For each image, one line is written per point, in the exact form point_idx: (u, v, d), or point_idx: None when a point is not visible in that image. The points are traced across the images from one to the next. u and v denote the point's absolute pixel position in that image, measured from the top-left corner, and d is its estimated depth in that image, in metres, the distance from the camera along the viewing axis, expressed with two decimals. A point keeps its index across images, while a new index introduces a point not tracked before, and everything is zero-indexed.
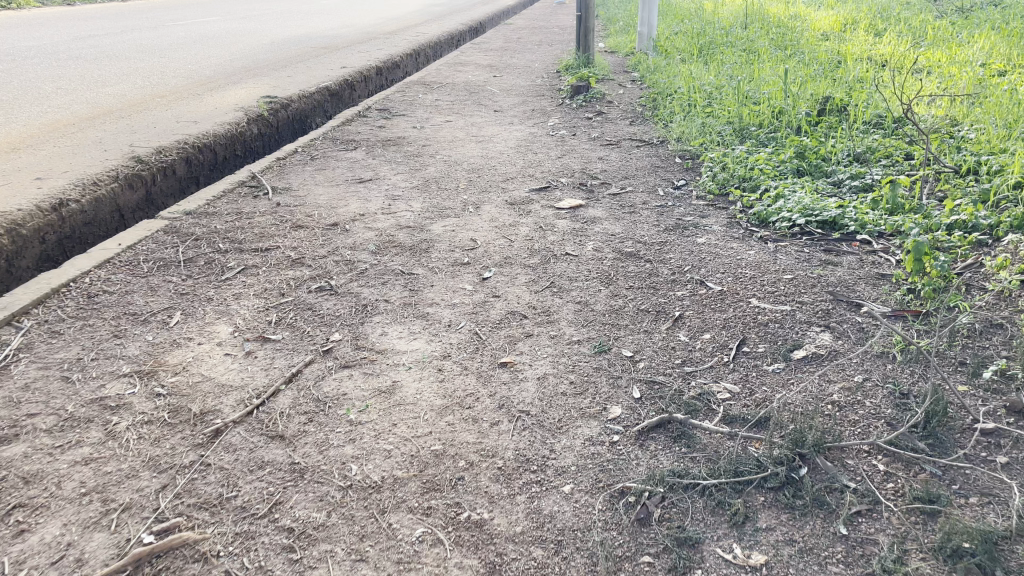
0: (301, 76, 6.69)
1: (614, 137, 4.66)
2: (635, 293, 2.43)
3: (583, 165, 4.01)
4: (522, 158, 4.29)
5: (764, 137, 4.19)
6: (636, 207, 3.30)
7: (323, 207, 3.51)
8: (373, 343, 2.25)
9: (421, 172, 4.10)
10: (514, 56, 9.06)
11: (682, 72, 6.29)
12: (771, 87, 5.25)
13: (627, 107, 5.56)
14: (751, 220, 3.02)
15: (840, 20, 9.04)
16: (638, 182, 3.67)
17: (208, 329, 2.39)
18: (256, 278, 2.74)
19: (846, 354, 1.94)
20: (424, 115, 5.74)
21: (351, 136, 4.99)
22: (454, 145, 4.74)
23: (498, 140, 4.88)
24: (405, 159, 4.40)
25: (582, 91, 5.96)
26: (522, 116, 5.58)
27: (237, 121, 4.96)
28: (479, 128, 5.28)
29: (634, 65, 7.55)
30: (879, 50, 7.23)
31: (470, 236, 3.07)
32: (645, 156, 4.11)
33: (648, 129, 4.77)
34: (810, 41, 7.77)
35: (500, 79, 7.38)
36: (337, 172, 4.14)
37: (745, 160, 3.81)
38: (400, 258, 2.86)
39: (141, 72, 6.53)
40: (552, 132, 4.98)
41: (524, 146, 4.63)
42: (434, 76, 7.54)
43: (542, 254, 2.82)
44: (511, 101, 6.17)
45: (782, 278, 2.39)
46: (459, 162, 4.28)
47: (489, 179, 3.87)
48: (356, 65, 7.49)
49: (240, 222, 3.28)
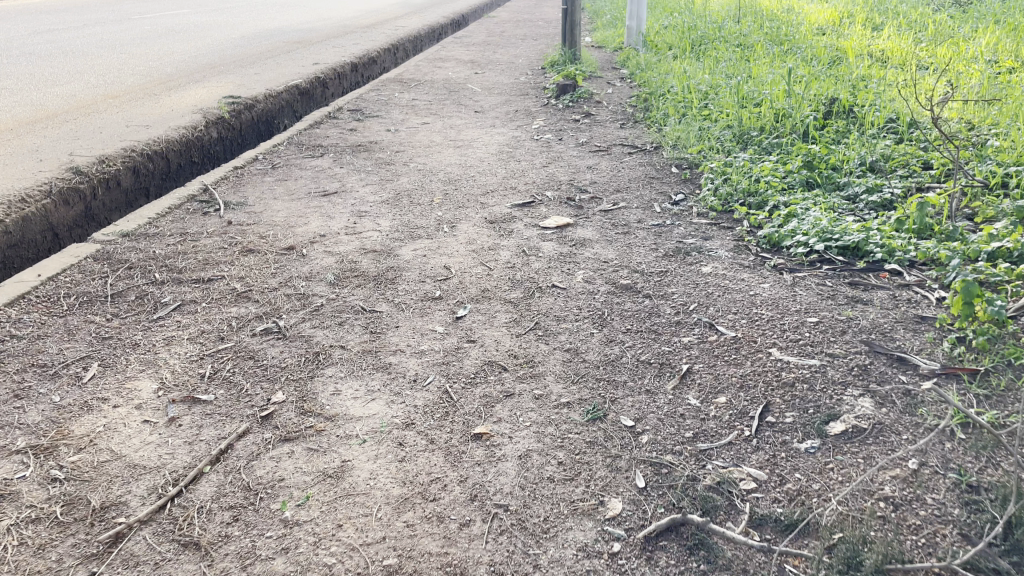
0: (269, 74, 6.28)
1: (604, 142, 4.29)
2: (633, 339, 2.07)
3: (570, 176, 3.65)
4: (504, 166, 3.93)
5: (768, 144, 3.85)
6: (630, 227, 2.95)
7: (280, 226, 3.13)
8: (322, 406, 1.88)
9: (393, 183, 3.73)
10: (498, 51, 8.69)
11: (674, 70, 5.93)
12: (771, 87, 4.92)
13: (616, 108, 5.20)
14: (762, 243, 2.67)
15: (835, 14, 8.70)
16: (631, 196, 3.32)
17: (128, 386, 2.01)
18: (193, 316, 2.36)
19: (895, 430, 1.60)
20: (399, 116, 5.35)
21: (319, 141, 4.60)
22: (429, 151, 4.37)
23: (478, 144, 4.52)
24: (376, 167, 4.03)
25: (568, 91, 5.61)
26: (504, 118, 5.21)
27: (194, 125, 4.56)
28: (458, 131, 4.90)
29: (622, 61, 7.18)
30: (879, 45, 6.91)
31: (444, 262, 2.71)
32: (637, 165, 3.76)
33: (640, 133, 4.42)
34: (807, 36, 7.44)
35: (482, 76, 7.00)
36: (300, 183, 3.76)
37: (749, 170, 3.46)
38: (362, 290, 2.49)
39: (97, 69, 6.09)
40: (537, 137, 4.62)
41: (506, 152, 4.27)
42: (412, 73, 7.16)
43: (524, 286, 2.47)
44: (493, 101, 5.80)
45: (806, 321, 2.04)
46: (435, 171, 3.92)
47: (467, 191, 3.51)
48: (330, 61, 7.09)
49: (183, 246, 2.90)
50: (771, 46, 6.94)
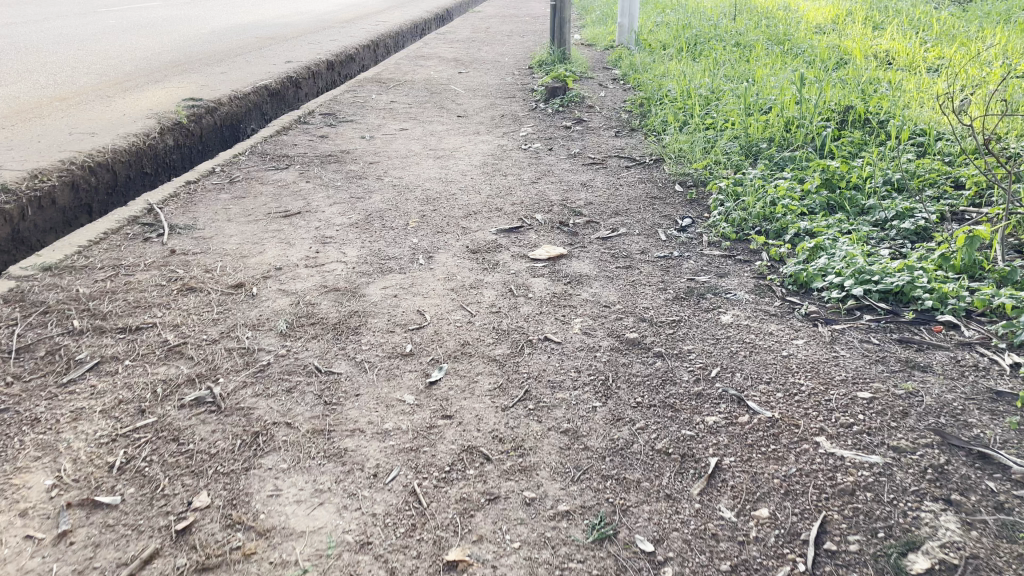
0: (235, 73, 5.85)
1: (598, 155, 3.92)
2: (645, 417, 1.69)
3: (562, 195, 3.26)
4: (488, 182, 3.54)
5: (781, 158, 3.49)
6: (632, 260, 2.57)
7: (231, 256, 2.73)
8: (255, 515, 1.49)
9: (365, 202, 3.33)
10: (482, 49, 8.28)
11: (671, 73, 5.56)
12: (779, 93, 4.56)
13: (610, 113, 4.83)
14: (787, 283, 2.29)
15: (834, 12, 8.35)
16: (632, 220, 2.94)
17: (15, 481, 1.60)
18: (111, 381, 1.96)
19: (995, 567, 1.22)
20: (376, 120, 4.94)
21: (284, 150, 4.19)
22: (407, 162, 3.97)
23: (461, 155, 4.12)
24: (347, 181, 3.63)
25: (558, 94, 5.24)
26: (489, 124, 4.81)
27: (146, 132, 4.13)
28: (438, 138, 4.50)
29: (614, 60, 6.80)
30: (884, 45, 6.57)
31: (417, 303, 2.32)
32: (636, 183, 3.39)
33: (637, 144, 4.04)
34: (807, 36, 7.08)
35: (466, 75, 6.60)
36: (259, 202, 3.36)
37: (762, 190, 3.09)
38: (318, 343, 2.10)
39: (48, 67, 5.64)
40: (525, 147, 4.23)
41: (491, 165, 3.87)
42: (391, 72, 6.74)
43: (512, 337, 2.08)
44: (477, 105, 5.40)
45: (857, 398, 1.66)
46: (412, 186, 3.52)
47: (447, 213, 3.12)
48: (304, 59, 6.66)
49: (114, 282, 2.49)
50: (771, 46, 6.58)
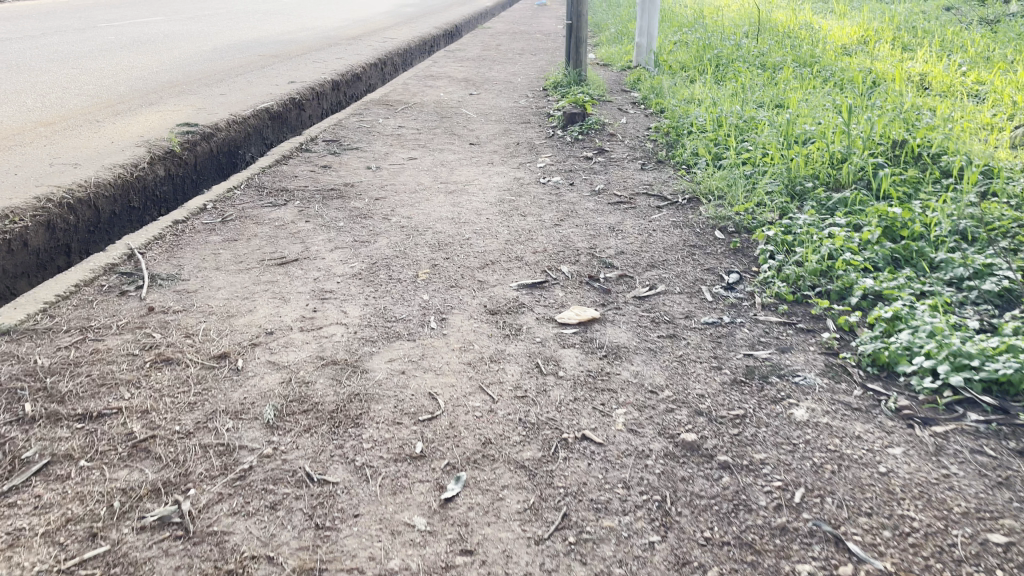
0: (235, 95, 5.55)
1: (624, 192, 3.60)
2: (719, 562, 1.34)
3: (590, 242, 2.93)
4: (505, 224, 3.21)
5: (831, 200, 3.16)
6: (676, 328, 2.23)
7: (216, 315, 2.40)
8: None
9: (370, 246, 3.00)
10: (493, 68, 7.99)
11: (697, 100, 5.25)
12: (818, 123, 4.24)
13: (633, 143, 4.51)
14: (866, 364, 1.96)
15: (859, 32, 8.06)
16: (671, 274, 2.61)
17: None
18: (60, 489, 1.62)
19: None
20: (383, 148, 4.63)
21: (284, 182, 3.88)
22: (416, 198, 3.65)
23: (474, 189, 3.80)
24: (351, 221, 3.31)
25: (576, 121, 4.91)
26: (503, 154, 4.49)
27: (134, 164, 3.82)
28: (450, 170, 4.18)
29: (633, 82, 6.49)
30: (917, 68, 6.26)
31: (429, 382, 1.98)
32: (669, 227, 3.05)
33: (667, 181, 3.71)
34: (835, 57, 6.78)
35: (477, 97, 6.30)
36: (253, 246, 3.04)
37: (816, 239, 2.75)
38: (311, 438, 1.76)
39: (37, 88, 5.34)
40: (543, 181, 3.91)
41: (507, 202, 3.55)
42: (398, 93, 6.44)
43: (542, 433, 1.74)
44: (490, 131, 5.08)
45: (988, 546, 1.33)
46: (423, 227, 3.20)
47: (461, 262, 2.79)
48: (308, 79, 6.37)
49: (79, 351, 2.16)
50: (799, 69, 6.26)
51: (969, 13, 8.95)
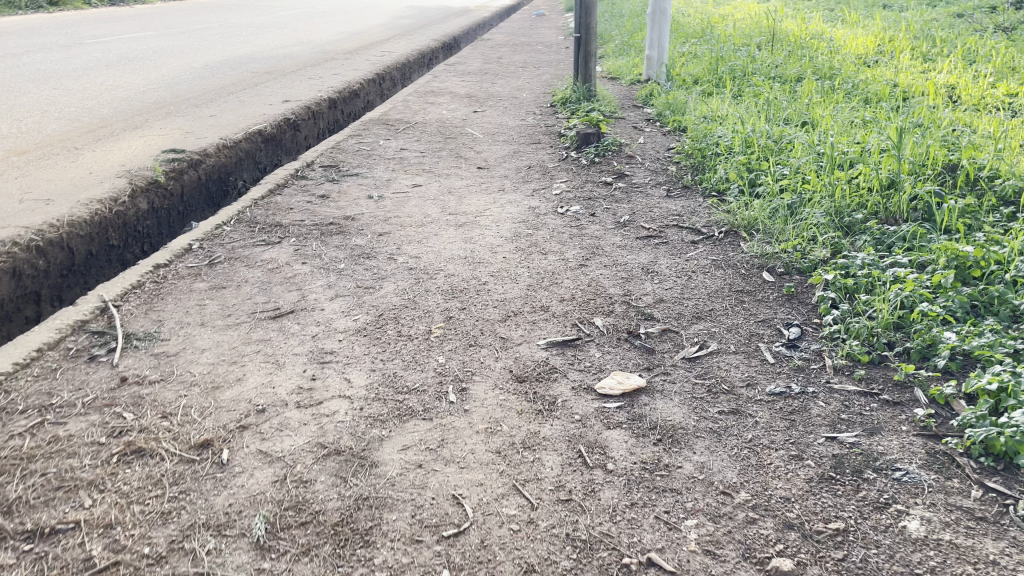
0: (226, 117, 5.23)
1: (652, 225, 3.27)
2: None
3: (622, 286, 2.61)
4: (524, 264, 2.89)
5: (887, 235, 2.83)
6: (737, 401, 1.90)
7: (199, 388, 2.07)
8: None
9: (374, 293, 2.68)
10: (496, 82, 7.69)
11: (718, 118, 4.93)
12: (856, 144, 3.92)
13: (654, 166, 4.19)
14: (979, 454, 1.64)
15: (874, 42, 7.76)
16: (721, 328, 2.28)
17: None
18: None
19: None
20: (384, 174, 4.32)
21: (277, 216, 3.55)
22: (423, 233, 3.33)
23: (487, 222, 3.49)
24: (353, 261, 2.99)
25: (591, 142, 4.59)
26: (514, 179, 4.17)
27: (112, 199, 3.50)
28: (459, 199, 3.87)
29: (645, 98, 6.19)
30: (943, 80, 5.95)
31: (452, 478, 1.65)
32: (709, 268, 2.73)
33: (698, 213, 3.39)
34: (855, 69, 6.47)
35: (482, 116, 5.99)
36: (243, 294, 2.71)
37: (882, 284, 2.42)
38: (313, 565, 1.42)
39: (13, 113, 5.02)
40: (561, 211, 3.59)
41: (524, 237, 3.22)
42: (399, 111, 6.13)
43: (596, 557, 1.41)
44: (498, 153, 4.77)
45: None
46: (433, 269, 2.88)
47: (479, 312, 2.47)
48: (303, 98, 6.05)
49: (35, 439, 1.84)
50: (820, 83, 5.96)
51: (985, 18, 8.65)
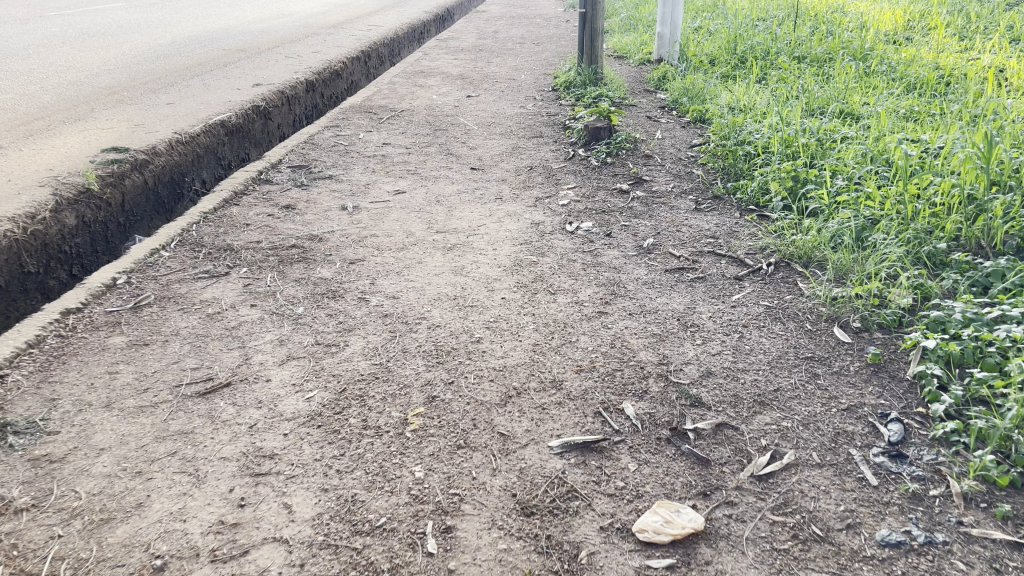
0: (184, 106, 4.60)
1: (683, 252, 2.68)
2: None
3: (656, 346, 2.03)
4: (529, 308, 2.31)
5: (986, 272, 2.23)
6: (839, 560, 1.33)
7: (82, 523, 1.49)
8: None
9: (337, 354, 2.10)
10: (492, 60, 7.05)
11: (745, 108, 4.32)
12: (916, 144, 3.31)
13: (677, 168, 3.60)
14: None
15: (904, 16, 7.10)
16: (793, 422, 1.70)
17: None
18: None
19: None
20: (363, 177, 3.72)
21: (229, 236, 2.95)
22: (404, 260, 2.76)
23: (481, 244, 2.91)
24: (316, 303, 2.41)
25: (602, 137, 3.99)
26: (514, 185, 3.59)
27: (26, 217, 2.89)
28: (448, 211, 3.29)
29: (658, 81, 5.57)
30: (991, 59, 5.31)
31: None
32: (762, 319, 2.15)
33: (738, 236, 2.80)
34: (891, 49, 5.83)
35: (477, 101, 5.37)
36: (170, 355, 2.12)
37: (1001, 353, 1.84)
38: None
39: None
40: (571, 230, 3.01)
41: (527, 268, 2.65)
42: (383, 96, 5.51)
43: None
44: (494, 150, 4.18)
45: None
46: (415, 315, 2.30)
47: (472, 387, 1.89)
48: (276, 80, 5.41)
49: None
50: (853, 65, 5.35)
51: None
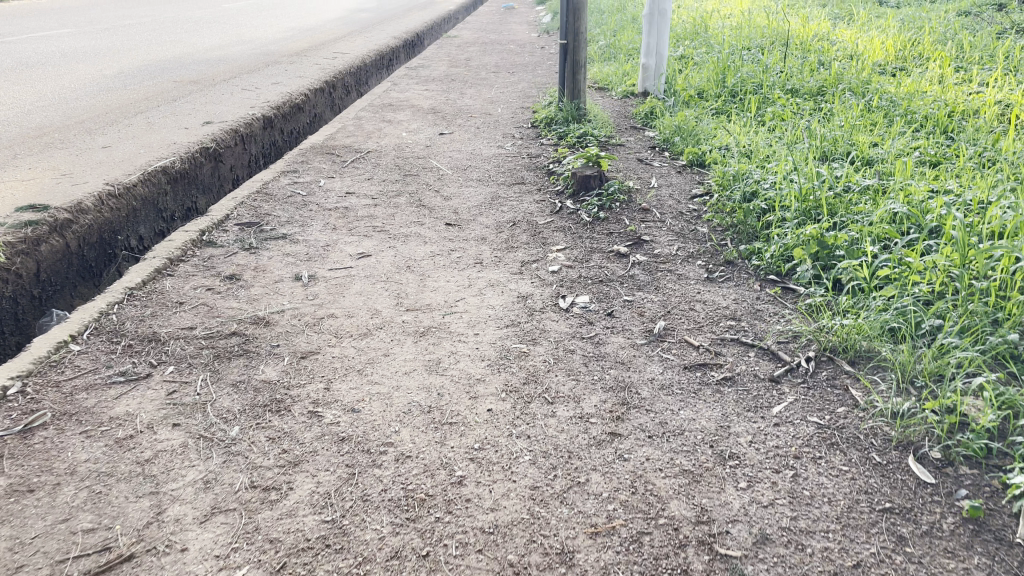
0: (121, 150, 4.10)
1: (702, 341, 2.25)
2: None
3: (690, 492, 1.58)
4: (523, 427, 1.86)
5: None
6: None
7: None
8: None
9: (277, 504, 1.62)
10: (465, 92, 6.63)
11: (748, 154, 3.95)
12: (952, 201, 2.92)
13: (679, 225, 3.18)
14: None
15: (895, 44, 6.80)
16: None
17: None
18: None
19: None
20: (322, 237, 3.25)
21: (157, 322, 2.46)
22: (367, 351, 2.29)
23: (460, 327, 2.45)
24: (257, 421, 1.93)
25: (591, 186, 3.57)
26: (496, 245, 3.15)
27: None
28: (421, 281, 2.83)
29: (645, 117, 5.19)
30: (1000, 92, 4.97)
31: None
32: (817, 446, 1.71)
33: (762, 316, 2.38)
34: (891, 82, 5.49)
35: (451, 139, 4.94)
36: (58, 507, 1.64)
37: None
38: None
39: None
40: (564, 306, 2.57)
41: (517, 362, 2.20)
42: (348, 134, 5.05)
43: None
44: (471, 200, 3.74)
45: None
46: (379, 438, 1.84)
47: (454, 563, 1.43)
48: (229, 116, 4.92)
49: None
50: (854, 100, 5.00)
51: (1002, 13, 7.75)
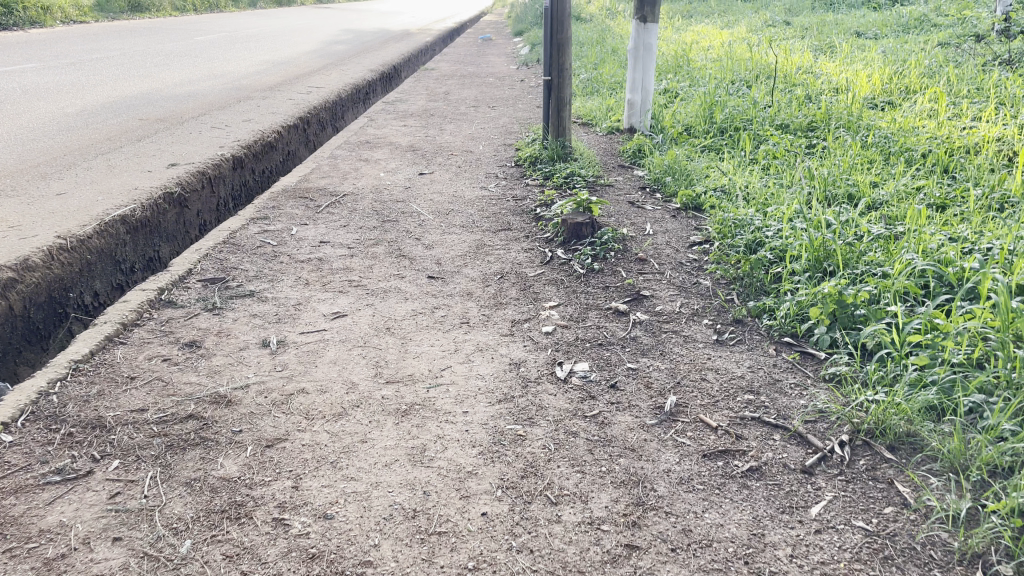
0: (78, 196, 3.82)
1: (719, 420, 2.01)
2: None
3: None
4: (524, 537, 1.60)
5: None
6: None
7: None
8: None
9: None
10: (444, 128, 6.41)
11: (745, 197, 3.76)
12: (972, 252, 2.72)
13: (679, 278, 2.96)
14: None
15: (881, 77, 6.70)
16: None
17: None
18: None
19: None
20: (292, 294, 2.98)
21: (103, 403, 2.17)
22: (342, 436, 2.02)
23: (447, 403, 2.19)
24: (212, 533, 1.65)
25: (583, 234, 3.35)
26: (483, 302, 2.90)
27: None
28: (401, 345, 2.57)
29: (633, 155, 5.00)
30: (995, 126, 4.84)
31: None
32: (869, 563, 1.48)
33: (782, 388, 2.15)
34: (882, 117, 5.36)
35: (431, 180, 4.71)
36: None
37: None
38: None
39: None
40: (561, 375, 2.32)
41: (513, 448, 1.94)
42: (323, 175, 4.80)
43: None
44: (454, 248, 3.49)
45: None
46: (356, 554, 1.57)
47: None
48: (196, 157, 4.66)
49: None
50: (847, 137, 4.85)
51: (983, 44, 7.70)
